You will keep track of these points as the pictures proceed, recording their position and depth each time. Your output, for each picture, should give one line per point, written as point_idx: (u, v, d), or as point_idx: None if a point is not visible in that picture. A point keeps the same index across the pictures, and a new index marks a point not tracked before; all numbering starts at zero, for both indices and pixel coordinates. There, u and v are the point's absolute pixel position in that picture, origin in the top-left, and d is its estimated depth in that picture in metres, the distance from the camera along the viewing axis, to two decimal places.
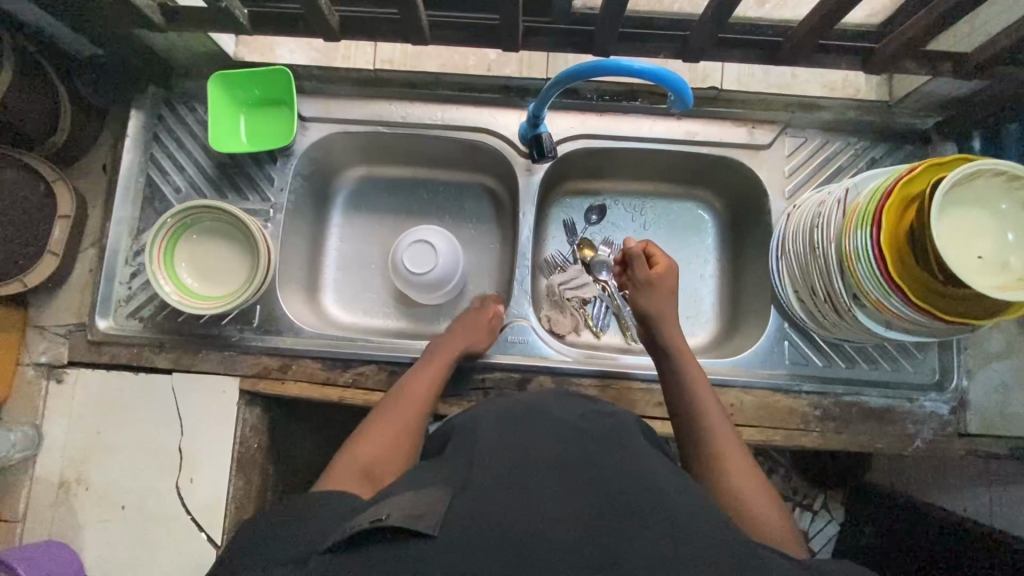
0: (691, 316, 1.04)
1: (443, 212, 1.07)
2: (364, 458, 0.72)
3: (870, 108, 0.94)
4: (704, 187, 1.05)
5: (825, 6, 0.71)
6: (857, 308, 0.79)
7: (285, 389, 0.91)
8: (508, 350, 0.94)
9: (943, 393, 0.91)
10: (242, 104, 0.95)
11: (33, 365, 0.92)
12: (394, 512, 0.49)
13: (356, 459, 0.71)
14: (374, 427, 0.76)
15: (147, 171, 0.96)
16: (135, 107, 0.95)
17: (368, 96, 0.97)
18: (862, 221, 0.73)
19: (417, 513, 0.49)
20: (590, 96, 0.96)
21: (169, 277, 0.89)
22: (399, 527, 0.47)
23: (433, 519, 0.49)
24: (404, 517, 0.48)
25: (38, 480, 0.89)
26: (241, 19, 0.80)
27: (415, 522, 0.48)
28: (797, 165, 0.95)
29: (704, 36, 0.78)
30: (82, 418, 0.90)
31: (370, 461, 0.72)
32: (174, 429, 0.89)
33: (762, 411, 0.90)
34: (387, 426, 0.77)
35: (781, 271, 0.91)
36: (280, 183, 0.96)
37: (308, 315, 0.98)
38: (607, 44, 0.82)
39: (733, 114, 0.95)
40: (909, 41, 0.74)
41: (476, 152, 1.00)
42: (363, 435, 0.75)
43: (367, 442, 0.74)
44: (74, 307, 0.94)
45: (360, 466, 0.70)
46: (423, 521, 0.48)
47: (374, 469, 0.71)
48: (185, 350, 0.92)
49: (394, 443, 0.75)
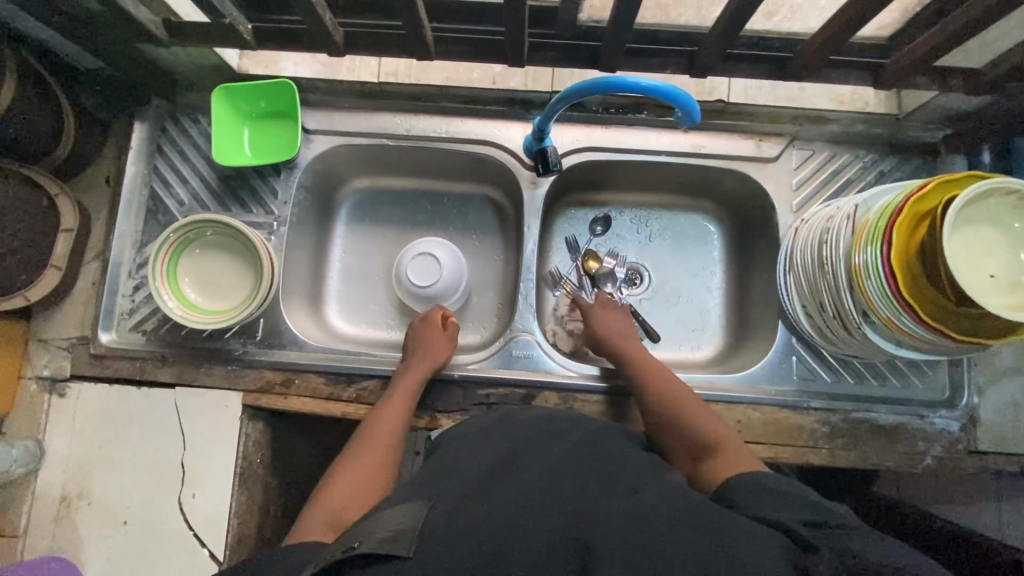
0: (697, 329, 1.03)
1: (447, 223, 1.06)
2: (334, 506, 0.70)
3: (879, 121, 0.93)
4: (710, 199, 1.04)
5: (835, 22, 0.70)
6: (866, 325, 0.78)
7: (288, 404, 0.90)
8: (512, 364, 0.93)
9: (954, 409, 0.89)
10: (246, 116, 0.95)
11: (36, 379, 0.91)
12: (367, 539, 0.52)
13: (326, 506, 0.70)
14: (344, 467, 0.75)
15: (150, 184, 0.95)
16: (139, 118, 0.96)
17: (372, 109, 0.96)
18: (872, 238, 0.72)
19: (392, 535, 0.52)
20: (596, 109, 0.95)
21: (172, 291, 0.88)
22: (373, 553, 0.51)
23: (409, 541, 0.52)
24: (377, 543, 0.51)
25: (39, 495, 0.88)
26: (245, 35, 0.80)
27: (391, 546, 0.51)
28: (804, 178, 0.94)
29: (712, 51, 0.77)
30: (84, 432, 0.89)
31: (341, 505, 0.70)
32: (176, 444, 0.89)
33: (769, 427, 0.89)
34: (358, 466, 0.75)
35: (788, 285, 0.90)
36: (283, 197, 0.96)
37: (311, 328, 0.98)
38: (612, 59, 0.81)
39: (740, 126, 0.94)
40: (920, 57, 0.73)
41: (480, 164, 0.99)
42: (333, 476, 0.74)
43: (338, 486, 0.72)
44: (77, 321, 0.94)
45: (333, 515, 0.69)
46: (398, 544, 0.51)
47: (346, 512, 0.70)
48: (188, 364, 0.92)
49: (367, 483, 0.74)
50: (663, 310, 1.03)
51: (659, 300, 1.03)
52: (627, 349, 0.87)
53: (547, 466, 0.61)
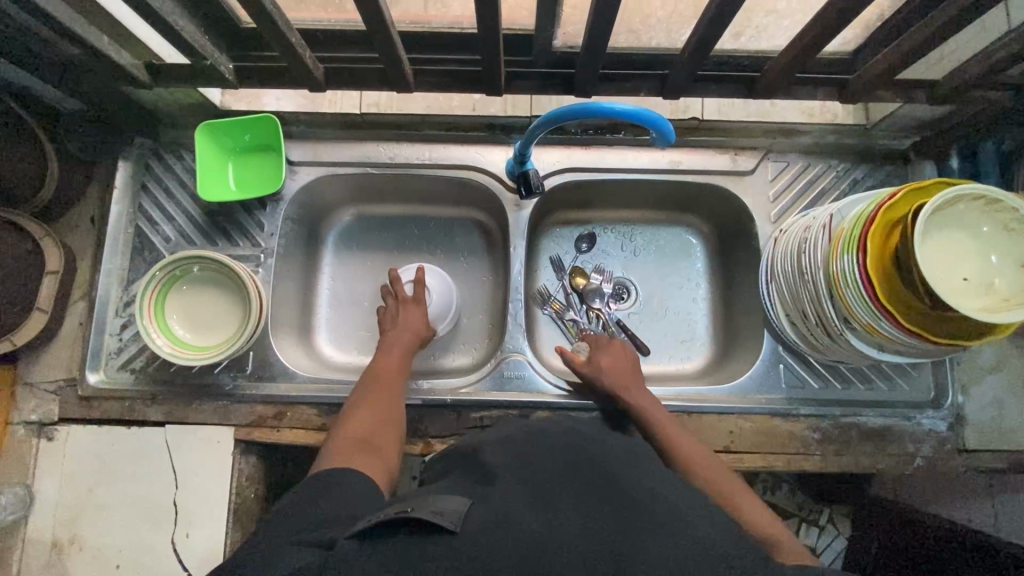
0: (685, 341, 1.04)
1: (435, 247, 1.07)
2: (361, 447, 0.71)
3: (849, 131, 0.96)
4: (691, 213, 1.06)
5: (800, 42, 0.73)
6: (848, 331, 0.79)
7: (280, 438, 0.90)
8: (504, 386, 0.93)
9: (940, 410, 0.91)
10: (230, 151, 0.96)
11: (24, 424, 0.90)
12: (420, 507, 0.51)
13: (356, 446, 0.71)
14: (363, 423, 0.76)
15: (136, 222, 0.96)
16: (123, 158, 0.96)
17: (355, 139, 0.98)
18: (848, 246, 0.74)
19: (440, 510, 0.50)
20: (575, 130, 0.97)
21: (161, 329, 0.89)
22: (425, 521, 0.49)
23: (456, 517, 0.50)
24: (428, 513, 0.49)
25: (29, 543, 0.87)
26: (227, 75, 0.81)
27: (438, 518, 0.49)
28: (781, 190, 0.97)
29: (683, 73, 0.79)
30: (74, 475, 0.88)
31: (365, 439, 0.73)
32: (169, 483, 0.88)
33: (760, 437, 0.90)
34: (378, 415, 0.77)
35: (771, 293, 0.92)
36: (270, 229, 0.96)
37: (302, 358, 0.98)
38: (588, 83, 0.83)
39: (714, 142, 0.96)
40: (883, 71, 0.76)
41: (464, 188, 1.01)
42: (352, 430, 0.74)
43: (361, 432, 0.74)
44: (64, 362, 0.93)
45: (364, 453, 0.70)
46: (447, 518, 0.49)
47: (371, 444, 0.73)
48: (178, 402, 0.91)
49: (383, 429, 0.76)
50: (651, 323, 1.04)
51: (647, 314, 1.05)
52: (624, 384, 0.87)
53: None
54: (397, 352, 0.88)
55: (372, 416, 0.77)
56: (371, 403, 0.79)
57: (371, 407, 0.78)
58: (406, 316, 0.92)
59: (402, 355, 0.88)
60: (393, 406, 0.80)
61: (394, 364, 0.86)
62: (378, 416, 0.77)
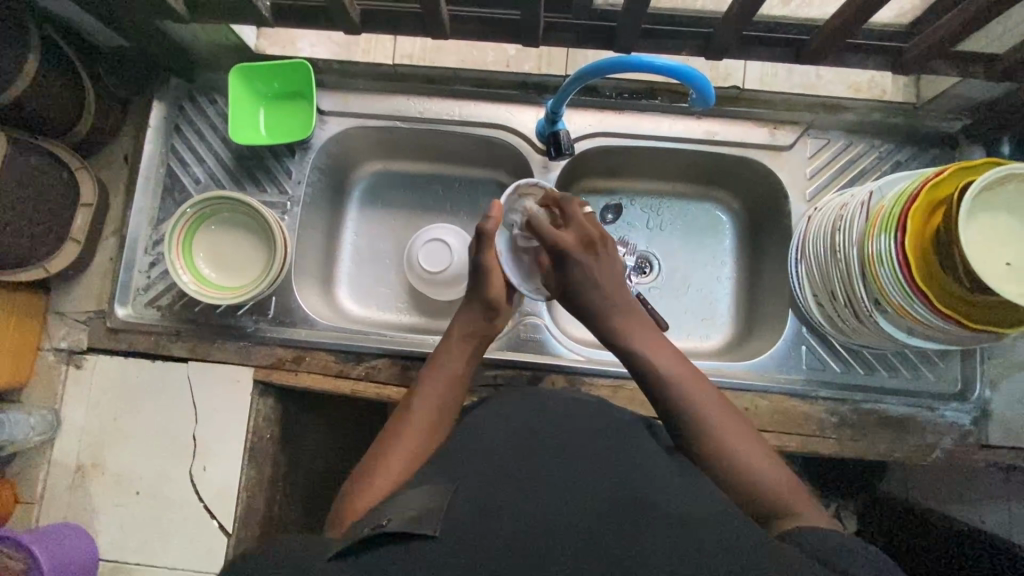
0: (705, 318, 1.02)
1: (459, 207, 1.06)
2: (376, 482, 0.62)
3: (896, 110, 0.92)
4: (722, 188, 1.04)
5: (856, 5, 0.70)
6: (878, 313, 0.78)
7: (297, 381, 0.92)
8: (521, 347, 0.93)
9: (965, 403, 0.89)
10: (261, 96, 0.96)
11: (53, 351, 0.93)
12: (396, 518, 0.50)
13: (369, 482, 0.62)
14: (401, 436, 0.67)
15: (168, 163, 0.97)
16: (157, 97, 0.97)
17: (386, 91, 0.97)
18: (885, 226, 0.72)
19: (418, 518, 0.49)
20: (610, 94, 0.95)
21: (187, 266, 0.90)
22: (398, 531, 0.48)
23: (435, 521, 0.49)
24: (402, 523, 0.48)
25: (55, 464, 0.90)
26: (263, 12, 0.81)
27: (416, 527, 0.48)
28: (818, 168, 0.94)
29: (729, 34, 0.77)
30: (99, 404, 0.91)
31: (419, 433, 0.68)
32: (189, 418, 0.90)
33: (777, 416, 0.89)
34: (412, 434, 0.68)
35: (799, 272, 0.89)
36: (298, 177, 0.97)
37: (323, 308, 0.99)
38: (629, 40, 0.81)
39: (754, 114, 0.93)
40: (942, 41, 0.73)
41: (493, 148, 0.99)
42: (385, 450, 0.66)
43: (388, 454, 0.65)
44: (94, 294, 0.95)
45: (374, 491, 0.61)
46: (425, 524, 0.48)
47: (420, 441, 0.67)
48: (202, 339, 0.93)
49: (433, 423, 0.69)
50: (673, 299, 1.03)
51: (669, 289, 1.03)
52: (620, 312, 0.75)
53: (561, 431, 0.62)
54: (455, 350, 0.76)
55: (405, 433, 0.68)
56: (417, 408, 0.70)
57: (415, 415, 0.69)
58: (493, 276, 0.78)
59: (461, 352, 0.76)
60: (434, 415, 0.70)
61: (446, 362, 0.75)
62: (411, 433, 0.68)
